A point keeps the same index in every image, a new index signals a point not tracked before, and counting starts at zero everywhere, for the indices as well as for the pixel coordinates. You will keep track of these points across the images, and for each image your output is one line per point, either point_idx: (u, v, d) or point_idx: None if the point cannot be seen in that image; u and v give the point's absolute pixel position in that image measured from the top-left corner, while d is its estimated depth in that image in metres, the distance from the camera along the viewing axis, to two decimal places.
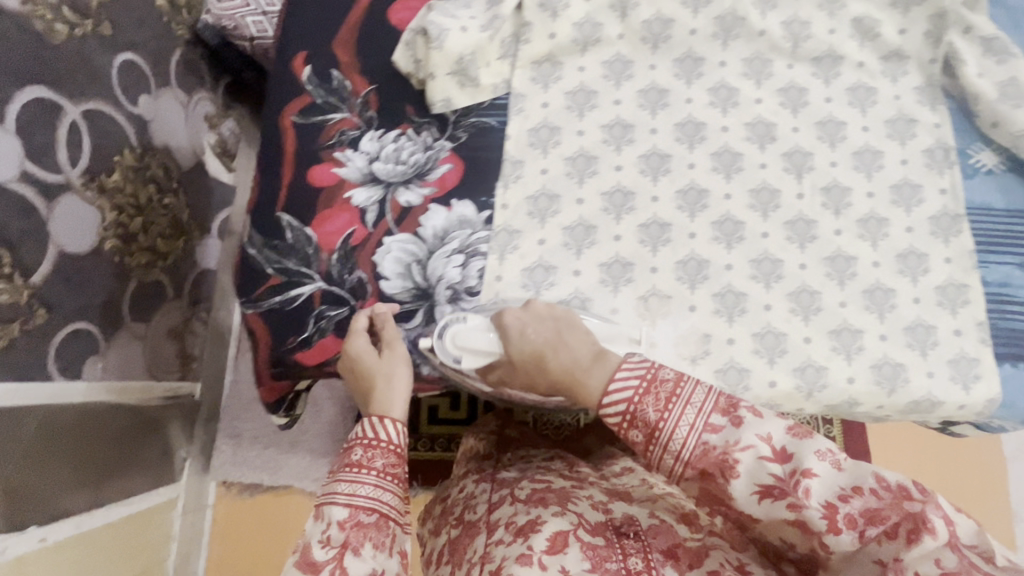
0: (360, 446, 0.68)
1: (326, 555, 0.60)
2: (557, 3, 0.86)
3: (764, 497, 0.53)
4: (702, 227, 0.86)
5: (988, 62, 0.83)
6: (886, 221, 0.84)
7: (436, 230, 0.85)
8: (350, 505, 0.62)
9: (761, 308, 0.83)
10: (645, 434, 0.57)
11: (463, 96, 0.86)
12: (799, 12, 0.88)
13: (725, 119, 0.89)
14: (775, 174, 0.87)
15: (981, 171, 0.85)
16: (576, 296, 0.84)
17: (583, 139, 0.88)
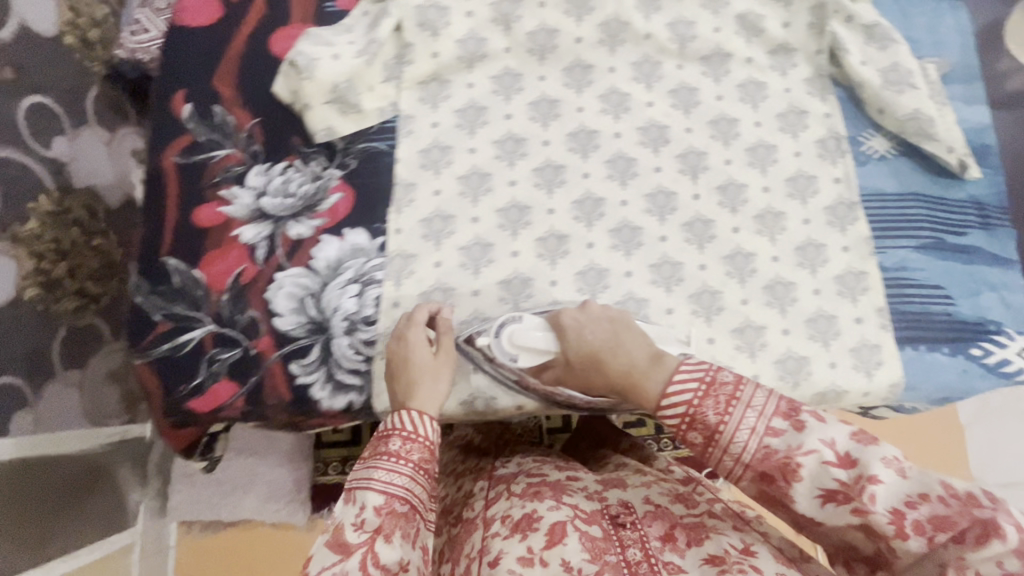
0: (399, 436, 0.63)
1: (359, 537, 0.56)
2: (437, 22, 0.84)
3: (828, 501, 0.49)
4: (600, 236, 0.83)
5: (872, 49, 0.88)
6: (783, 215, 0.86)
7: (329, 260, 0.80)
8: (386, 491, 0.59)
9: (663, 312, 0.82)
10: (704, 436, 0.54)
11: (345, 123, 0.83)
12: (683, 12, 0.89)
13: (617, 125, 0.87)
14: (670, 177, 0.86)
15: (874, 158, 0.88)
16: (476, 317, 0.80)
17: (475, 156, 0.85)
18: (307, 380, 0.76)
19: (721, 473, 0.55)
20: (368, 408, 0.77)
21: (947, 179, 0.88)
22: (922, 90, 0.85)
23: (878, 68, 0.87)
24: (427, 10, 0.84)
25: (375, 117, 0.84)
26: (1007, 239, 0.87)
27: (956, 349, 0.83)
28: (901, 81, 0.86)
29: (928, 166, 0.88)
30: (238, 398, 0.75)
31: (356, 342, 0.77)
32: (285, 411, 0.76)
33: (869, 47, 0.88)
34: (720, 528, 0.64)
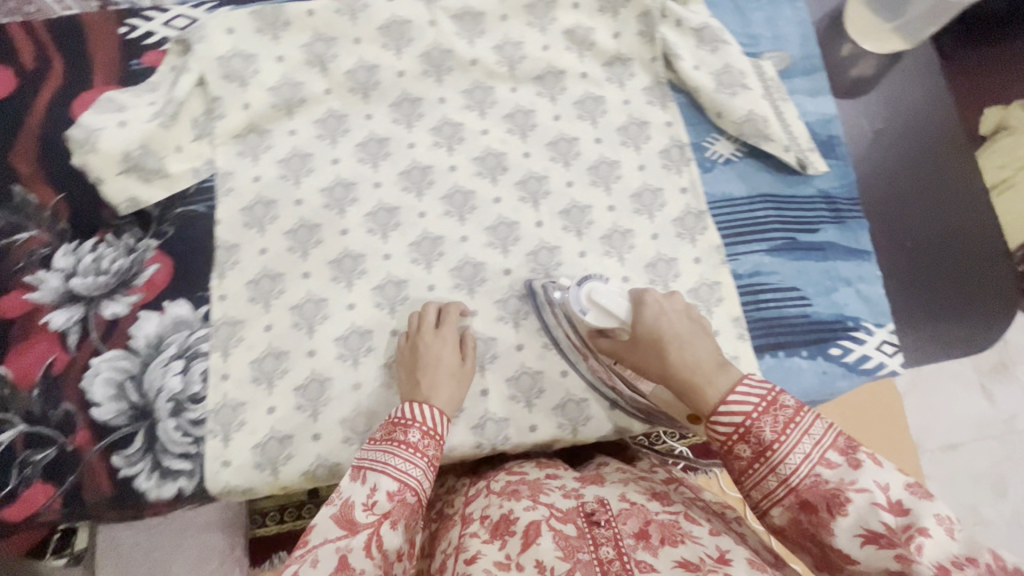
0: (419, 429, 0.60)
1: (366, 518, 0.52)
2: (244, 72, 0.80)
3: (868, 543, 0.44)
4: (441, 276, 0.80)
5: (704, 52, 0.86)
6: (630, 232, 0.83)
7: (148, 338, 0.75)
8: (402, 479, 0.56)
9: (513, 350, 0.78)
10: (753, 451, 0.49)
11: (152, 190, 0.78)
12: (509, 33, 0.86)
13: (452, 158, 0.84)
14: (510, 206, 0.83)
15: (719, 162, 0.86)
16: (313, 379, 0.75)
17: (302, 208, 0.81)
18: (129, 472, 0.71)
19: (755, 491, 0.49)
20: (201, 492, 0.72)
21: (794, 178, 0.86)
22: (755, 90, 0.84)
23: (711, 71, 0.85)
24: (231, 60, 0.80)
25: (188, 178, 0.79)
26: (859, 231, 0.86)
27: (813, 351, 0.81)
28: (733, 84, 0.84)
29: (774, 165, 0.86)
30: (54, 502, 0.70)
31: (182, 423, 0.73)
32: (110, 508, 0.71)
33: (701, 50, 0.86)
34: (699, 533, 0.53)
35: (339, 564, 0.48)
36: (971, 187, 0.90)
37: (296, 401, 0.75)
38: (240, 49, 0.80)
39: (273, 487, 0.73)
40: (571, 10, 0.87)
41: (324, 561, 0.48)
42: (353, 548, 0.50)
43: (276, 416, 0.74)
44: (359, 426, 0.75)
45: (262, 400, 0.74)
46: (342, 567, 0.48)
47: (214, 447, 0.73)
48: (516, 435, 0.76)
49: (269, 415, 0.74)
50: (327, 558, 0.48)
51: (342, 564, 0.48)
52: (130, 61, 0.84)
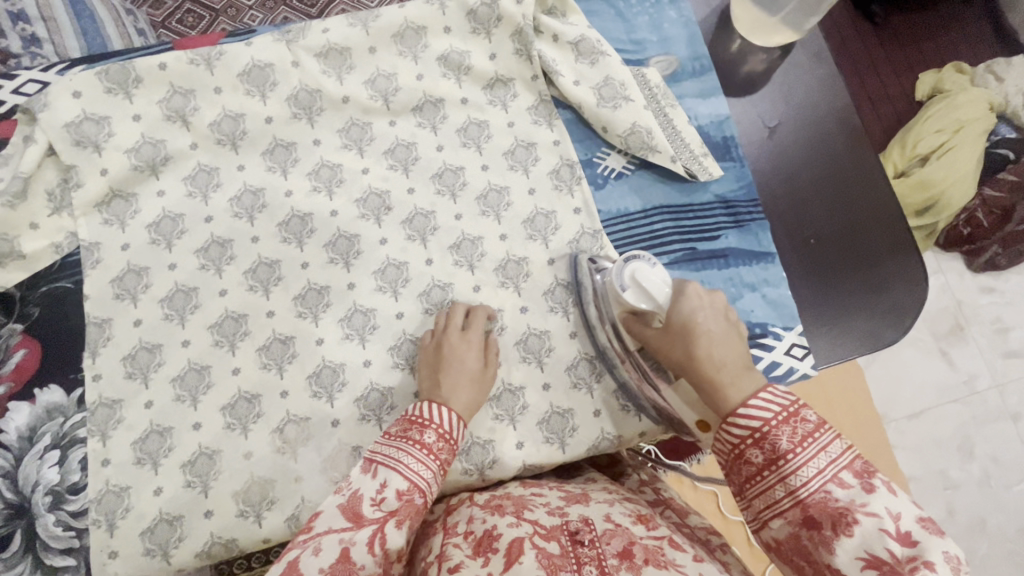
0: (434, 433, 0.59)
1: (373, 514, 0.51)
2: (97, 136, 0.76)
3: (869, 568, 0.42)
4: (330, 328, 0.77)
5: (583, 66, 0.83)
6: (525, 260, 0.80)
7: (20, 430, 0.71)
8: (413, 480, 0.54)
9: (411, 397, 0.75)
10: (766, 458, 0.49)
11: (7, 273, 0.74)
12: (380, 66, 0.83)
13: (333, 202, 0.80)
14: (398, 247, 0.80)
15: (611, 177, 0.84)
16: (201, 453, 0.72)
17: (176, 272, 0.77)
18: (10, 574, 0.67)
19: (759, 499, 0.50)
20: None
21: (690, 185, 0.84)
22: (637, 101, 0.82)
23: (592, 85, 0.82)
24: (83, 125, 0.76)
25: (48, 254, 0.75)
26: (760, 232, 0.84)
27: None
28: (615, 96, 0.82)
29: (668, 175, 0.84)
30: None
31: (62, 516, 0.69)
32: None
33: (580, 64, 0.83)
34: (681, 560, 0.50)
35: (341, 555, 0.47)
36: (867, 176, 0.89)
37: (183, 478, 0.71)
38: (90, 112, 0.77)
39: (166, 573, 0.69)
40: (442, 36, 0.85)
41: (327, 551, 0.47)
42: (354, 540, 0.49)
43: (164, 497, 0.70)
44: (253, 497, 0.71)
45: (147, 482, 0.71)
46: (338, 559, 0.47)
47: (98, 539, 0.69)
48: None
49: (155, 497, 0.70)
50: (328, 550, 0.47)
51: (344, 556, 0.47)
52: None
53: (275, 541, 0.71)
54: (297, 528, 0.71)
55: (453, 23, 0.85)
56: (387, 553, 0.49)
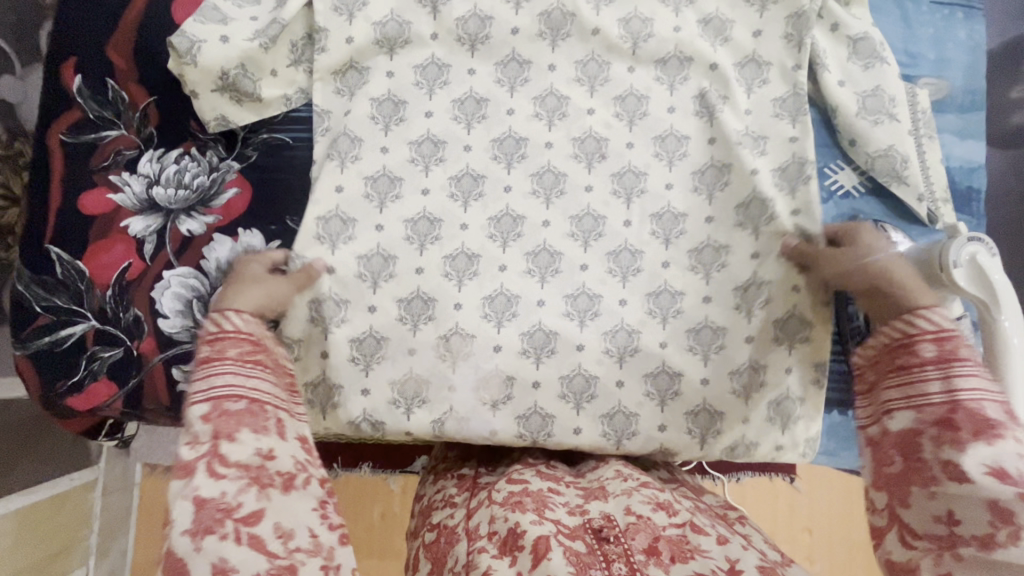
0: (212, 344, 0.60)
1: (196, 453, 0.53)
2: (353, 2, 0.76)
3: (993, 474, 0.51)
4: (515, 258, 0.77)
5: (855, 67, 0.76)
6: (727, 248, 0.77)
7: (220, 262, 0.75)
8: (217, 397, 0.56)
9: (573, 347, 0.75)
10: (937, 356, 0.56)
11: (242, 112, 0.76)
12: (639, 7, 0.78)
13: (550, 134, 0.78)
14: (601, 199, 0.78)
15: (838, 194, 0.78)
16: (370, 334, 0.75)
17: (387, 157, 0.77)
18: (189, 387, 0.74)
19: (899, 387, 0.58)
20: None
21: (912, 224, 0.77)
22: (903, 124, 0.75)
23: (858, 90, 0.75)
24: None
25: (279, 104, 0.77)
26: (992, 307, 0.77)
27: None
28: (879, 111, 0.75)
29: (902, 211, 0.77)
30: (116, 401, 0.73)
31: None
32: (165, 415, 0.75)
33: (852, 65, 0.76)
34: (707, 546, 0.57)
35: (195, 505, 0.51)
36: None
37: (350, 353, 0.75)
38: None
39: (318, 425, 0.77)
40: None
41: (183, 514, 0.50)
42: (199, 486, 0.52)
43: (329, 362, 0.75)
44: (407, 391, 0.75)
45: (318, 343, 0.76)
46: (196, 510, 0.51)
47: None
48: (559, 433, 0.75)
49: (323, 359, 0.76)
50: (181, 514, 0.50)
51: (201, 504, 0.51)
52: None
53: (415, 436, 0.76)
54: (439, 430, 0.75)
55: None
56: (245, 463, 0.53)
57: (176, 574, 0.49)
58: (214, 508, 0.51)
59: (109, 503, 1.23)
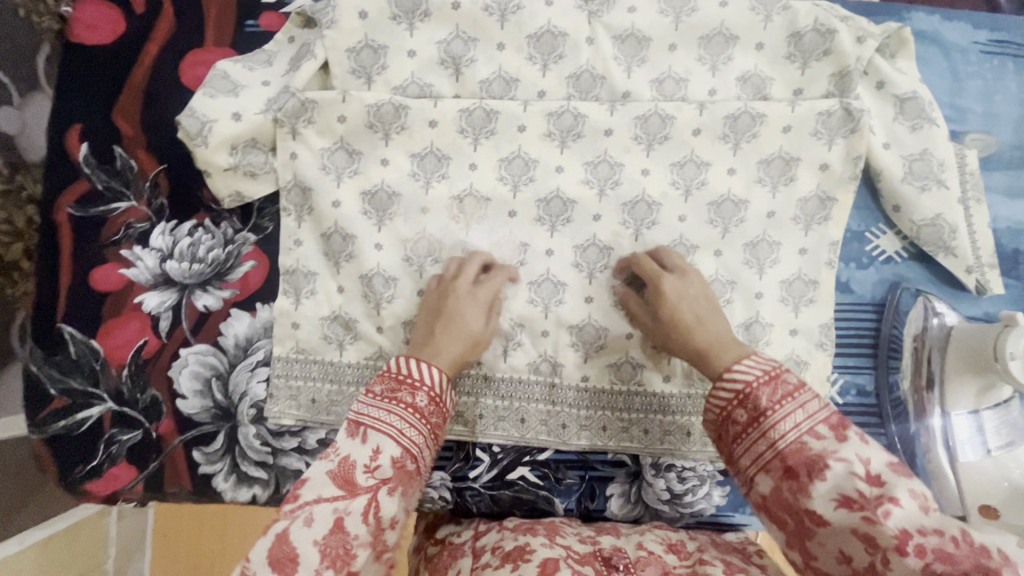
0: (426, 393, 0.54)
1: (366, 481, 0.49)
2: (371, 66, 0.71)
3: (842, 506, 0.44)
4: (535, 118, 0.73)
5: (901, 127, 0.72)
6: (761, 119, 0.72)
7: (238, 339, 0.73)
8: (405, 445, 0.51)
9: (589, 218, 0.74)
10: (749, 416, 0.50)
11: (256, 185, 0.72)
12: (673, 66, 0.73)
13: (561, 157, 0.73)
14: (621, 143, 0.73)
15: (878, 260, 0.75)
16: (382, 189, 0.73)
17: (427, 218, 0.73)
18: (205, 471, 0.72)
19: (743, 457, 0.50)
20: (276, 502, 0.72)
21: (962, 296, 0.74)
22: (952, 190, 0.71)
23: (904, 154, 0.71)
24: (360, 51, 0.71)
25: (288, 167, 0.71)
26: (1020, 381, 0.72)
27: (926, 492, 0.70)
28: (927, 175, 0.71)
29: (944, 276, 0.74)
30: (137, 484, 0.71)
31: (262, 433, 0.72)
32: (187, 499, 0.72)
33: (898, 125, 0.72)
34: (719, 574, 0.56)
35: (333, 525, 0.47)
36: None
37: (361, 207, 0.73)
38: (371, 38, 0.71)
39: (327, 281, 0.73)
40: (751, 51, 0.73)
41: (319, 522, 0.47)
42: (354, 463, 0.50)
43: (340, 214, 0.72)
44: (420, 249, 0.73)
45: (328, 193, 0.72)
46: (332, 530, 0.47)
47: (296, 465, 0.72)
48: (571, 300, 0.74)
49: (333, 211, 0.72)
50: (320, 521, 0.47)
51: (337, 527, 0.47)
52: (245, 20, 0.76)
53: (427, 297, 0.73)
54: None
55: (769, 39, 0.73)
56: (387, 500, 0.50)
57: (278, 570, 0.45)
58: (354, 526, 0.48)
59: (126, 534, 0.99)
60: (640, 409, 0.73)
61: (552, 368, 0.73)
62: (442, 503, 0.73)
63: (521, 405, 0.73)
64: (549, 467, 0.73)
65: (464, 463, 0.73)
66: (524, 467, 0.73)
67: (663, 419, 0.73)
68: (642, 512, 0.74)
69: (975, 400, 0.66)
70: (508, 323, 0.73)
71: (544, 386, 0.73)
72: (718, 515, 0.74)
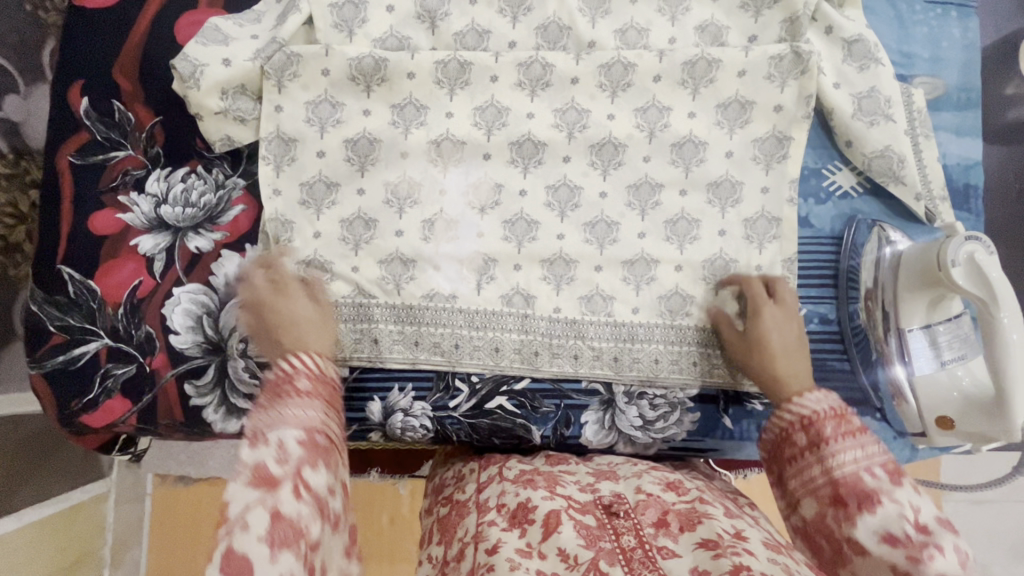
0: (305, 377, 0.59)
1: (283, 470, 0.50)
2: (353, 20, 0.77)
3: (885, 541, 0.51)
4: (507, 68, 0.78)
5: (850, 68, 0.76)
6: (717, 65, 0.77)
7: (228, 278, 0.77)
8: (304, 424, 0.54)
9: (559, 160, 0.78)
10: (809, 441, 0.59)
11: (244, 131, 0.77)
12: (635, 17, 0.79)
13: (532, 104, 0.78)
14: (587, 91, 0.78)
15: (836, 195, 0.79)
16: (364, 136, 0.77)
17: (406, 162, 0.78)
18: (196, 403, 0.75)
19: (795, 479, 0.59)
20: None
21: (912, 226, 0.78)
22: (898, 124, 0.75)
23: (853, 92, 0.76)
24: (342, 6, 0.77)
25: (272, 118, 0.76)
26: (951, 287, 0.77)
27: (887, 415, 0.75)
28: (875, 112, 0.75)
29: (897, 209, 0.78)
30: (131, 417, 0.75)
31: (249, 365, 0.75)
32: (179, 430, 0.76)
33: (847, 66, 0.77)
34: (715, 514, 0.57)
35: (270, 520, 0.47)
36: None
37: (344, 153, 0.77)
38: None
39: (308, 225, 0.77)
40: (707, 3, 0.79)
41: (255, 524, 0.46)
42: (263, 464, 0.49)
43: (324, 161, 0.77)
44: (400, 192, 0.78)
45: (313, 141, 0.77)
46: (273, 522, 0.47)
47: None
48: (543, 238, 0.78)
49: (318, 157, 0.77)
50: (257, 521, 0.46)
51: (275, 518, 0.47)
52: None
53: (406, 238, 0.77)
54: (427, 232, 0.77)
55: None
56: (320, 493, 0.51)
57: None
58: (290, 525, 0.47)
59: (124, 513, 1.25)
60: (610, 339, 0.77)
61: (526, 301, 0.77)
62: (423, 431, 0.77)
63: (499, 336, 0.76)
64: (526, 396, 0.77)
65: (444, 393, 0.77)
66: (502, 396, 0.77)
67: (634, 348, 0.76)
68: (616, 438, 0.77)
69: (928, 314, 0.70)
70: (483, 259, 0.77)
71: (518, 318, 0.77)
72: (687, 440, 0.77)
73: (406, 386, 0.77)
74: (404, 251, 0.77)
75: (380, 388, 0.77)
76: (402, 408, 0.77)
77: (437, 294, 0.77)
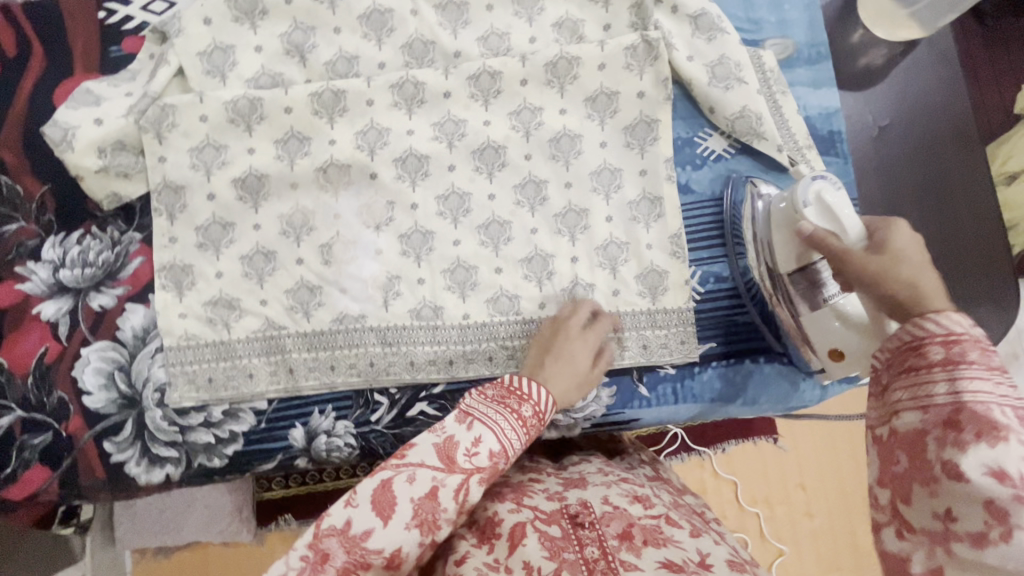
0: (531, 408, 0.62)
1: (466, 463, 0.56)
2: (223, 65, 0.80)
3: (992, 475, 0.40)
4: (380, 91, 0.81)
5: (699, 41, 0.82)
6: (577, 61, 0.81)
7: (135, 330, 0.77)
8: (503, 443, 0.58)
9: (445, 169, 0.81)
10: (942, 355, 0.46)
11: (131, 186, 0.79)
12: (494, 24, 0.83)
13: (411, 122, 0.81)
14: (460, 102, 0.82)
15: (711, 159, 0.83)
16: (250, 174, 0.79)
17: (297, 193, 0.80)
18: (119, 459, 0.75)
19: (904, 392, 0.47)
20: (190, 476, 0.76)
21: (786, 177, 0.82)
22: (751, 85, 0.80)
23: (706, 62, 0.81)
24: (212, 54, 0.80)
25: (157, 170, 0.78)
26: None
27: (793, 358, 0.79)
28: (728, 77, 0.80)
29: (771, 163, 0.83)
30: (53, 483, 0.74)
31: (168, 414, 0.76)
32: (104, 490, 0.75)
33: (697, 39, 0.82)
34: (680, 537, 0.54)
35: (429, 491, 0.53)
36: (970, 189, 0.90)
37: (234, 193, 0.79)
38: (219, 41, 0.81)
39: (208, 267, 0.78)
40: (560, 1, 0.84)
41: (421, 482, 0.54)
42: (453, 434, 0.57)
43: (217, 204, 0.79)
44: (296, 222, 0.80)
45: (201, 186, 0.79)
46: (432, 489, 0.54)
47: (204, 439, 0.76)
48: (440, 247, 0.80)
49: (209, 202, 0.79)
50: (423, 481, 0.54)
51: (433, 493, 0.53)
52: (110, 47, 0.85)
53: (307, 265, 0.79)
54: (327, 257, 0.79)
55: None
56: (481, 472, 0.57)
57: (389, 509, 0.52)
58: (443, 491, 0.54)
59: None
60: (520, 333, 0.79)
61: (434, 311, 0.79)
62: (349, 449, 0.78)
63: (412, 349, 0.78)
64: (446, 398, 0.79)
65: (366, 408, 0.78)
66: (422, 402, 0.78)
67: None
68: None
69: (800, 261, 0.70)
70: (385, 277, 0.79)
71: (426, 329, 0.78)
72: (609, 415, 0.79)
73: (326, 408, 0.78)
74: (308, 279, 0.79)
75: (300, 414, 0.78)
76: (324, 429, 0.77)
77: (347, 316, 0.78)
